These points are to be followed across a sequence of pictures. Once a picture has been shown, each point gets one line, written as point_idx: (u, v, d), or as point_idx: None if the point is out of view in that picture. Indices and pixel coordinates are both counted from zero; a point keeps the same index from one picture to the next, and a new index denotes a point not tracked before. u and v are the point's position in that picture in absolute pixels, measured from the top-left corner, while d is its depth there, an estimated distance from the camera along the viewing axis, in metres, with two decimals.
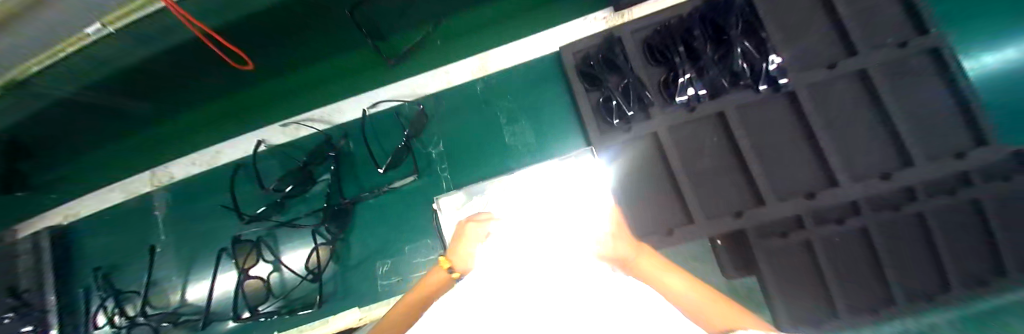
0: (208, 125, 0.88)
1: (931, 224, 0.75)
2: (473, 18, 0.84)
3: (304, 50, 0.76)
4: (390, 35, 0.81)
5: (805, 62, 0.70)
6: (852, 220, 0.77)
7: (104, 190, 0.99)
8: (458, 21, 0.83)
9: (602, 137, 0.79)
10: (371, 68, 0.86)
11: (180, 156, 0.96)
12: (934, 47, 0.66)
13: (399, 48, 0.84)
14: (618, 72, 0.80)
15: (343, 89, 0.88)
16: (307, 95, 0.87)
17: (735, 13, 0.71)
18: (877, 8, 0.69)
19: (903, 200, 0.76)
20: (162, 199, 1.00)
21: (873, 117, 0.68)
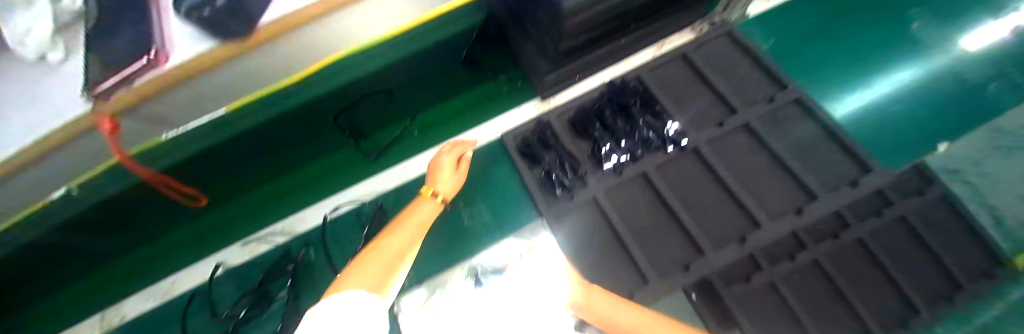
0: (196, 240, 0.94)
1: (872, 247, 0.78)
2: (434, 117, 1.06)
3: (303, 154, 0.94)
4: (370, 134, 1.01)
5: (699, 123, 0.83)
6: (800, 256, 0.78)
7: None
8: (424, 121, 1.05)
9: (549, 207, 0.83)
10: (346, 168, 1.01)
11: (135, 290, 0.91)
12: (795, 99, 0.81)
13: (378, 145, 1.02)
14: (553, 148, 0.90)
15: (321, 191, 1.01)
16: (292, 199, 0.99)
17: (633, 93, 0.89)
18: (743, 74, 0.85)
19: (838, 227, 0.80)
20: None
21: (770, 160, 0.77)
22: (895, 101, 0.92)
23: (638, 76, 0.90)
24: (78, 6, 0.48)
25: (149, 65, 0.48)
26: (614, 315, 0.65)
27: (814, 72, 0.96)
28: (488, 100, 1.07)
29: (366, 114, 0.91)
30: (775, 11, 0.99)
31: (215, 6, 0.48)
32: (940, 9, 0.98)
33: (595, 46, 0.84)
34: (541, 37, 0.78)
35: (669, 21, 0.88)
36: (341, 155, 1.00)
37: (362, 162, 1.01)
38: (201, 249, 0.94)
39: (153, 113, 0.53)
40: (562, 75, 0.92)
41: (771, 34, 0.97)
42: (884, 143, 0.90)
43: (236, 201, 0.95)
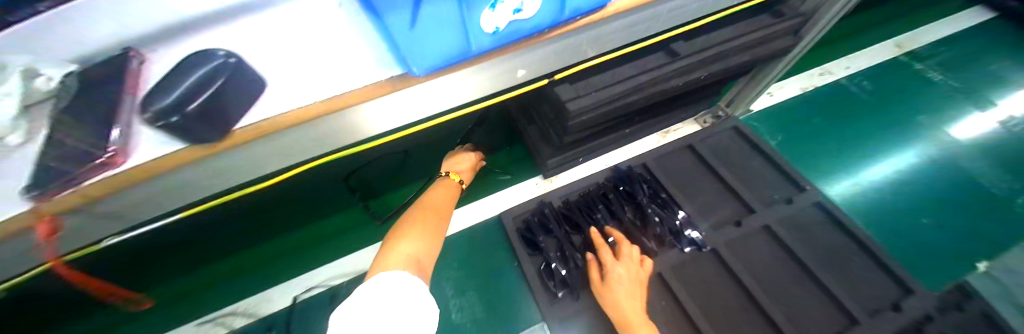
0: (153, 314, 0.80)
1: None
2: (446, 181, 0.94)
3: (306, 214, 0.90)
4: (383, 196, 0.93)
5: (713, 220, 0.78)
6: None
7: None
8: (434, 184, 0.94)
9: (550, 307, 0.76)
10: (337, 234, 0.89)
11: None
12: (815, 201, 0.77)
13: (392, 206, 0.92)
14: (554, 233, 0.84)
15: (288, 270, 0.86)
16: (267, 274, 0.85)
17: (639, 179, 0.84)
18: (755, 170, 0.83)
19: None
20: None
21: (799, 270, 0.70)
22: (929, 207, 0.86)
23: (644, 164, 0.88)
24: (59, 83, 0.32)
25: (103, 164, 0.28)
26: (638, 327, 0.61)
27: (834, 169, 0.91)
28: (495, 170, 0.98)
29: (376, 173, 0.93)
30: (780, 108, 1.00)
31: (183, 113, 0.28)
32: (945, 119, 0.99)
33: (602, 135, 0.84)
34: (546, 126, 0.78)
35: (678, 113, 0.89)
36: (339, 219, 0.90)
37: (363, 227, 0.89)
38: (151, 323, 0.80)
39: (109, 214, 0.35)
40: (567, 159, 0.90)
41: (779, 130, 0.97)
42: (934, 254, 0.80)
43: (210, 267, 0.84)
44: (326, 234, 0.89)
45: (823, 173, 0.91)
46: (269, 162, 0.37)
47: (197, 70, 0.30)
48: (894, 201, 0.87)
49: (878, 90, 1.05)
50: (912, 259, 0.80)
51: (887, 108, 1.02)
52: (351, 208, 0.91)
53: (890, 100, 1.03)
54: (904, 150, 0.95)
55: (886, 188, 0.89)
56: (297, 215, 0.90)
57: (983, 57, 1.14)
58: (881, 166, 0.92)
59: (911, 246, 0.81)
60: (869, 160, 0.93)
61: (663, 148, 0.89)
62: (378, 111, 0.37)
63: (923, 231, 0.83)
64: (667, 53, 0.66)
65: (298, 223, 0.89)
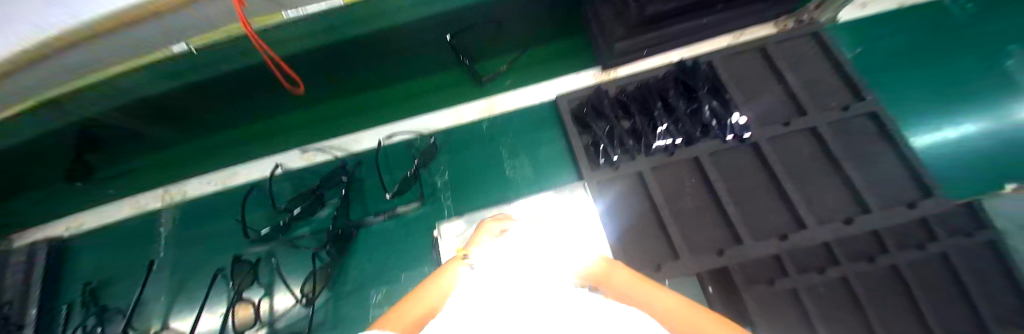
0: (274, 135, 0.99)
1: (907, 275, 0.78)
2: (536, 55, 1.00)
3: (408, 71, 0.94)
4: (483, 62, 1.00)
5: (762, 119, 0.81)
6: (832, 271, 0.79)
7: (114, 205, 1.03)
8: (526, 59, 1.01)
9: (591, 174, 0.87)
10: (423, 94, 1.00)
11: (207, 171, 1.02)
12: (871, 112, 0.78)
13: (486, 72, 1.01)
14: (606, 118, 0.90)
15: (372, 117, 1.00)
16: (361, 117, 1.00)
17: (701, 77, 0.85)
18: (820, 77, 0.83)
19: (876, 251, 0.81)
20: (167, 217, 1.02)
21: (829, 170, 0.77)
22: (990, 135, 0.85)
23: (710, 63, 0.87)
24: None
25: None
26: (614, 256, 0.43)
27: (902, 89, 0.90)
28: (559, 56, 1.01)
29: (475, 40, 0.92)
30: (868, 21, 0.94)
31: None
32: None
33: (679, 19, 0.79)
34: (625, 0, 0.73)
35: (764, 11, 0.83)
36: (437, 78, 0.99)
37: (464, 88, 1.01)
38: (280, 144, 1.00)
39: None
40: (633, 46, 0.87)
41: (858, 43, 0.93)
42: (964, 177, 0.85)
43: (319, 105, 0.96)
44: (411, 92, 0.99)
45: (889, 91, 0.90)
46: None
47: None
48: (954, 124, 0.87)
49: (988, 13, 0.95)
50: (945, 178, 0.84)
51: (987, 36, 0.94)
52: (452, 67, 0.98)
53: (995, 28, 0.94)
54: (988, 81, 0.90)
55: (954, 117, 0.87)
56: (399, 74, 0.94)
57: None
58: (954, 92, 0.90)
59: (947, 169, 0.85)
60: (942, 87, 0.90)
61: (736, 48, 0.86)
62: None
63: (969, 155, 0.85)
64: None
65: (400, 74, 0.95)
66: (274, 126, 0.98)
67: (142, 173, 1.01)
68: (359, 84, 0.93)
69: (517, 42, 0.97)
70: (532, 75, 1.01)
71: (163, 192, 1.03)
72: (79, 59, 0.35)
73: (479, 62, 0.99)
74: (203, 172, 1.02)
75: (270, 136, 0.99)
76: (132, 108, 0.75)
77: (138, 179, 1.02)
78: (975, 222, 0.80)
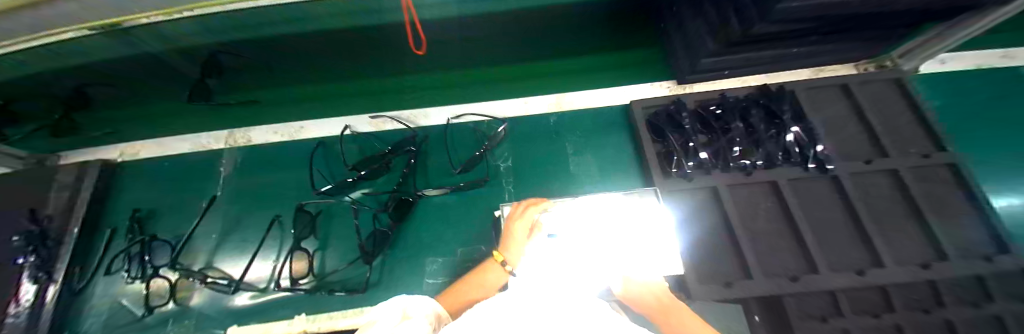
0: (353, 97, 1.00)
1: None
2: (635, 55, 1.02)
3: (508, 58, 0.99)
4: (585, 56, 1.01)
5: (845, 153, 0.82)
6: (890, 317, 0.70)
7: (178, 140, 1.03)
8: (626, 57, 1.02)
9: (663, 182, 0.85)
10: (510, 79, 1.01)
11: (276, 123, 1.02)
12: (952, 163, 0.79)
13: (589, 64, 1.02)
14: (683, 129, 0.89)
15: (457, 94, 1.02)
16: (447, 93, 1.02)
17: (785, 104, 0.85)
18: (900, 122, 0.84)
19: (879, 307, 0.72)
20: (235, 155, 0.99)
21: (909, 212, 0.77)
22: None
23: (792, 91, 0.88)
24: None
25: None
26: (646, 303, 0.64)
27: (990, 146, 0.85)
28: (643, 64, 1.03)
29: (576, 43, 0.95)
30: (947, 77, 0.92)
31: None
32: None
33: (775, 45, 0.80)
34: (726, 19, 0.75)
35: (858, 46, 0.84)
36: (536, 67, 1.02)
37: (557, 77, 1.03)
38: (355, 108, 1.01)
39: None
40: (720, 63, 0.88)
41: (936, 96, 0.90)
42: None
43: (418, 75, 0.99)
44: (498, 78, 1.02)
45: (975, 147, 0.85)
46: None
47: None
48: None
49: None
50: None
51: None
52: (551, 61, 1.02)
53: None
54: None
55: None
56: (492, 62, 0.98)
57: None
58: None
59: None
60: None
61: (820, 82, 0.88)
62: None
63: None
64: None
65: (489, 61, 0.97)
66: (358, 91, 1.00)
67: (210, 113, 1.00)
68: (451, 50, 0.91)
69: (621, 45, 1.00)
70: (632, 77, 1.04)
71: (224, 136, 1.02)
72: None
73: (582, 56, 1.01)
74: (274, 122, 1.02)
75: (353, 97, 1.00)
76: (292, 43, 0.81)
77: (206, 119, 1.02)
78: None
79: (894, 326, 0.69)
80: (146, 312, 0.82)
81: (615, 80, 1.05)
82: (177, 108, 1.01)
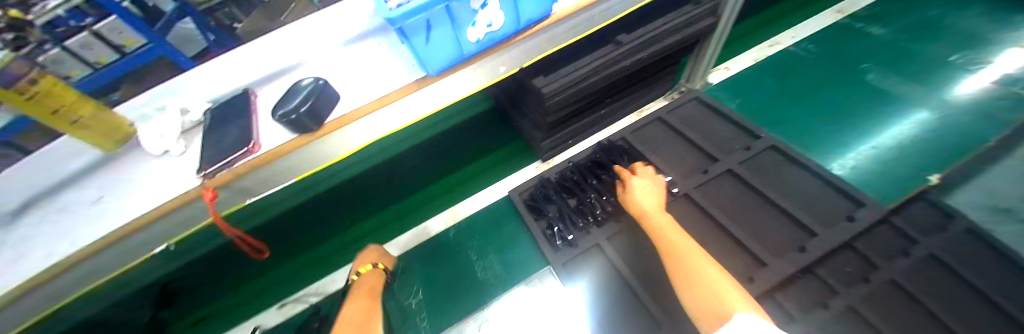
0: (265, 291, 1.05)
1: (868, 315, 0.67)
2: (501, 153, 1.16)
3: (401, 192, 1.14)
4: (462, 168, 1.16)
5: (685, 171, 0.91)
6: (834, 303, 0.69)
7: None
8: (493, 157, 1.16)
9: (555, 256, 0.91)
10: (403, 215, 1.13)
11: None
12: (772, 145, 0.90)
13: (467, 174, 1.15)
14: (554, 201, 0.98)
15: (356, 250, 1.07)
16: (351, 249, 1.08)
17: (621, 152, 0.98)
18: (719, 128, 0.97)
19: (823, 294, 0.71)
20: None
21: (763, 200, 0.83)
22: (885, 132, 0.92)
23: (622, 138, 1.02)
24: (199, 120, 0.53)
25: (238, 156, 0.44)
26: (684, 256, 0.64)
27: (789, 118, 1.01)
28: (509, 157, 1.15)
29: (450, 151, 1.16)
30: (734, 79, 1.13)
31: (300, 111, 0.43)
32: (899, 57, 1.07)
33: (585, 114, 0.97)
34: (532, 112, 0.92)
35: (653, 86, 1.03)
36: (422, 194, 1.14)
37: (445, 194, 1.14)
38: (266, 299, 1.03)
39: (161, 233, 0.46)
40: (558, 140, 1.02)
41: (733, 96, 1.09)
42: (892, 170, 0.86)
43: (325, 243, 1.09)
44: (395, 215, 1.12)
45: (780, 123, 1.00)
46: (306, 167, 0.50)
47: (298, 95, 0.45)
48: (848, 132, 0.94)
49: (826, 45, 1.15)
50: (876, 180, 0.85)
51: (837, 60, 1.11)
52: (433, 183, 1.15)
53: (840, 57, 1.12)
54: (858, 88, 1.03)
55: (837, 128, 0.96)
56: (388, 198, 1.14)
57: None
58: (835, 106, 1.00)
59: (872, 170, 0.87)
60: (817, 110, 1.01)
61: (642, 122, 1.03)
62: (359, 135, 0.48)
63: (880, 154, 0.89)
64: (614, 44, 0.79)
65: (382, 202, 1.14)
66: (269, 279, 1.06)
67: None
68: (353, 209, 1.12)
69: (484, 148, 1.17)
70: (506, 170, 1.14)
71: None
72: (76, 275, 0.44)
73: (459, 169, 1.16)
74: None
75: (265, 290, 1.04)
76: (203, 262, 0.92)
77: None
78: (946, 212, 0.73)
79: (840, 312, 0.68)
80: None
81: (493, 177, 1.14)
82: None
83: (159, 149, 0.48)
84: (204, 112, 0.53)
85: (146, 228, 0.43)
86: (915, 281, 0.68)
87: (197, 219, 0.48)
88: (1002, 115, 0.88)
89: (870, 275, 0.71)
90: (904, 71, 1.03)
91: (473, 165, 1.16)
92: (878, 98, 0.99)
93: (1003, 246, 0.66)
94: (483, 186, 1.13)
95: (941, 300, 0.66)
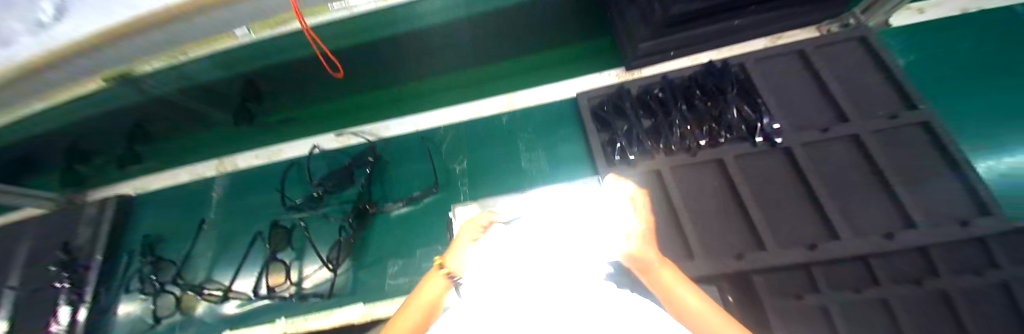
0: (325, 118, 1.08)
1: (899, 313, 0.63)
2: (589, 46, 1.00)
3: (473, 60, 1.01)
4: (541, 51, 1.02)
5: (799, 123, 0.77)
6: (871, 292, 0.65)
7: (178, 171, 1.14)
8: (578, 48, 1.01)
9: (608, 170, 0.84)
10: (462, 86, 1.06)
11: (254, 149, 1.12)
12: (923, 121, 0.73)
13: (541, 60, 1.02)
14: (626, 115, 0.87)
15: (413, 107, 1.08)
16: (408, 103, 1.08)
17: (731, 79, 0.81)
18: (866, 84, 0.78)
19: (862, 281, 0.67)
20: (221, 182, 1.10)
21: (873, 177, 0.72)
22: None
23: (742, 65, 0.84)
24: None
25: None
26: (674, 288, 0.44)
27: (965, 97, 0.78)
28: (594, 52, 1.00)
29: (544, 30, 0.95)
30: (922, 26, 0.85)
31: None
32: None
33: (709, 23, 0.77)
34: (650, 1, 0.72)
35: (817, 9, 0.78)
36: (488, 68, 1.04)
37: (513, 76, 1.04)
38: (326, 124, 1.08)
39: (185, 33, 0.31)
40: (659, 46, 0.83)
41: (909, 49, 0.84)
42: None
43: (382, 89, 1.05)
44: (455, 82, 1.06)
45: (951, 99, 0.78)
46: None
47: None
48: None
49: None
50: None
51: None
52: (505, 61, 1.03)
53: None
54: None
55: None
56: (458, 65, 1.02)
57: None
58: None
59: None
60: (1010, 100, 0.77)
61: (775, 50, 0.83)
62: None
63: None
64: None
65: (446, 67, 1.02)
66: (329, 108, 1.07)
67: (204, 145, 1.12)
68: (415, 68, 1.00)
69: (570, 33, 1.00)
70: (584, 68, 1.01)
71: (210, 164, 1.13)
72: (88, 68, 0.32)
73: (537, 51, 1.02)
74: (250, 149, 1.11)
75: (325, 117, 1.08)
76: (271, 71, 0.89)
77: (199, 148, 1.13)
78: None
79: (869, 299, 0.65)
80: (156, 322, 0.93)
81: (566, 73, 1.02)
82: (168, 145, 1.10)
83: None
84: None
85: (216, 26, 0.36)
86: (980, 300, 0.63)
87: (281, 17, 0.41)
88: None
89: (925, 279, 0.65)
90: None
91: (552, 50, 1.01)
92: None
93: None
94: (552, 79, 1.03)
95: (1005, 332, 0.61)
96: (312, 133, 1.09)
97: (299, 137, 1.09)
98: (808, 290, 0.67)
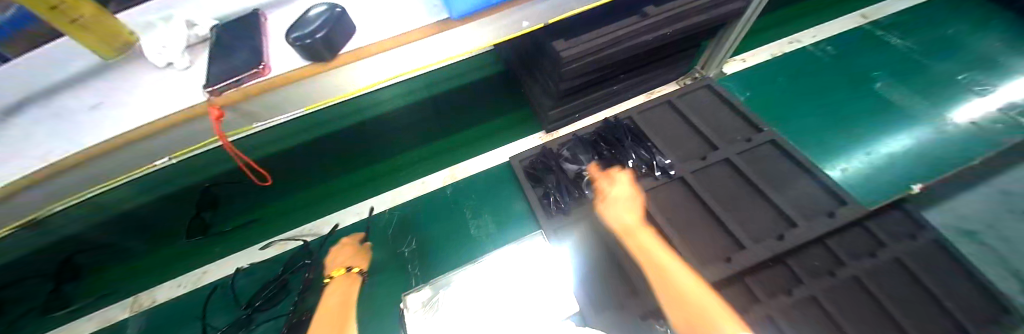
0: (269, 223, 1.09)
1: (826, 303, 0.72)
2: (510, 118, 1.16)
3: (411, 142, 1.17)
4: (468, 130, 1.17)
5: (685, 155, 0.93)
6: (799, 291, 0.75)
7: (82, 318, 1.00)
8: (502, 121, 1.16)
9: (549, 222, 0.94)
10: (400, 170, 1.13)
11: (183, 272, 1.04)
12: (771, 139, 0.92)
13: (470, 137, 1.16)
14: (554, 171, 0.98)
15: (358, 195, 1.11)
16: (350, 195, 1.11)
17: (625, 131, 0.98)
18: (724, 118, 0.99)
19: (789, 282, 0.76)
20: (134, 324, 0.97)
21: (753, 188, 0.86)
22: (877, 147, 0.94)
23: (629, 117, 1.02)
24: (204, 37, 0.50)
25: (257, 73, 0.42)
26: (639, 232, 0.67)
27: (793, 118, 1.02)
28: (514, 123, 1.15)
29: (462, 112, 1.20)
30: (749, 71, 1.14)
31: (314, 38, 0.41)
32: (909, 76, 1.07)
33: (595, 89, 0.96)
34: (546, 78, 0.89)
35: (671, 67, 1.02)
36: (426, 149, 1.16)
37: (451, 152, 1.15)
38: (269, 230, 1.07)
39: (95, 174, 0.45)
40: (565, 111, 1.00)
41: (746, 88, 1.09)
42: (878, 181, 0.89)
43: (328, 184, 1.12)
44: (392, 169, 1.14)
45: (783, 120, 1.02)
46: (303, 100, 0.48)
47: (313, 24, 0.42)
48: (845, 141, 0.96)
49: (847, 51, 1.15)
50: (858, 188, 0.89)
51: (853, 66, 1.11)
52: (441, 141, 1.17)
53: (853, 63, 1.12)
54: (868, 100, 1.03)
55: (836, 135, 0.97)
56: (391, 156, 1.16)
57: (981, 23, 1.17)
58: (840, 113, 1.01)
59: (862, 181, 0.89)
60: (822, 115, 1.02)
61: (650, 103, 1.04)
62: (364, 70, 0.47)
63: (871, 165, 0.91)
64: (640, 16, 0.77)
65: (391, 152, 1.16)
66: (277, 210, 1.10)
67: (131, 278, 1.05)
68: (362, 163, 1.15)
69: (491, 112, 1.18)
70: (509, 137, 1.14)
71: (120, 306, 1.01)
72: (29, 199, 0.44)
73: (465, 130, 1.17)
74: (178, 274, 1.04)
75: (267, 223, 1.08)
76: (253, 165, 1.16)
77: (122, 283, 1.05)
78: (914, 224, 0.78)
79: (803, 298, 0.74)
80: None
81: (494, 143, 1.14)
82: (98, 283, 1.06)
83: (162, 60, 0.45)
84: (210, 28, 0.50)
85: (148, 139, 0.43)
86: (876, 279, 0.74)
87: (204, 133, 0.46)
88: (987, 137, 0.91)
89: (838, 269, 0.76)
90: (910, 88, 1.04)
91: (477, 128, 1.17)
92: (883, 112, 1.00)
93: (960, 260, 0.73)
94: (482, 151, 1.14)
95: (894, 302, 0.72)
96: (253, 241, 1.07)
97: (235, 249, 1.06)
98: (752, 303, 0.75)
